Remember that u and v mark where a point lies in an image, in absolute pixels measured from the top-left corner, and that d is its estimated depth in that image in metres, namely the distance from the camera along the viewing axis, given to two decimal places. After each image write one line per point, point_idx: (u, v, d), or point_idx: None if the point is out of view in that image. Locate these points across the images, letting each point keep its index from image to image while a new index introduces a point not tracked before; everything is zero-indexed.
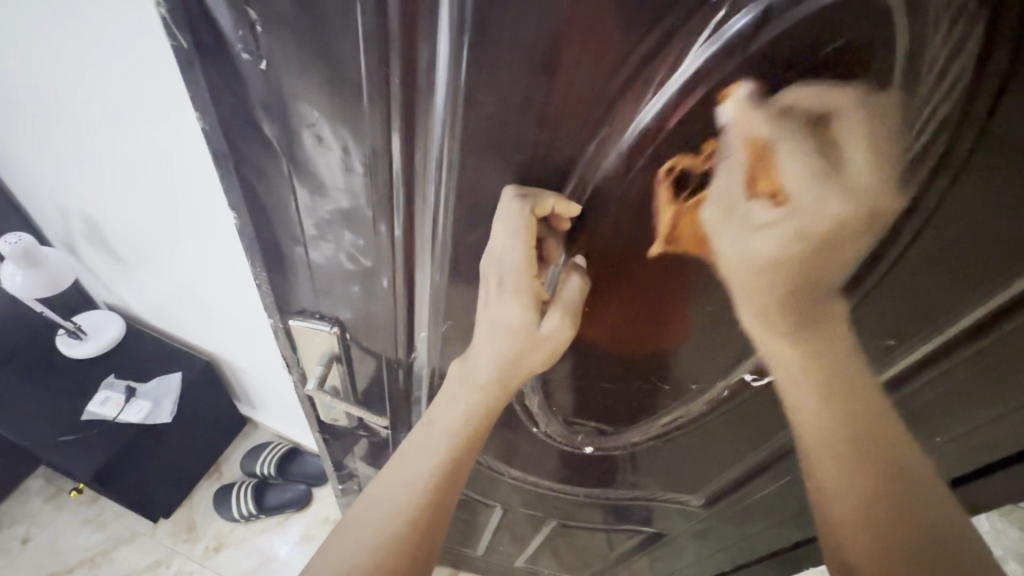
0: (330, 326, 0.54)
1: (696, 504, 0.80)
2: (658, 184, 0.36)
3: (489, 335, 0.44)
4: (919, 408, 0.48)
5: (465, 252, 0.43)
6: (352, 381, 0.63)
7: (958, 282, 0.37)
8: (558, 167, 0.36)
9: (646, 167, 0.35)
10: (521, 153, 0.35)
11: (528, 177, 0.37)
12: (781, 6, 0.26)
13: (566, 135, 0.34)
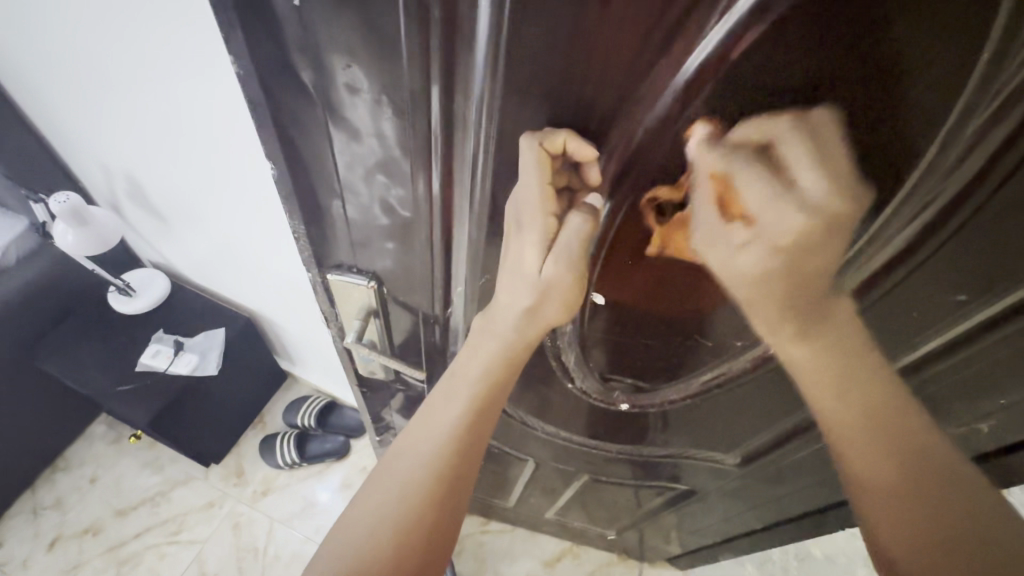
0: (367, 281, 0.54)
1: (731, 463, 0.79)
2: (708, 131, 0.33)
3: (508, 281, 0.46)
4: (974, 372, 0.45)
5: (504, 203, 0.42)
6: (390, 336, 0.64)
7: None
8: (605, 110, 0.34)
9: (697, 110, 0.32)
10: (564, 96, 0.33)
11: (572, 124, 0.35)
12: None
13: (614, 75, 0.32)
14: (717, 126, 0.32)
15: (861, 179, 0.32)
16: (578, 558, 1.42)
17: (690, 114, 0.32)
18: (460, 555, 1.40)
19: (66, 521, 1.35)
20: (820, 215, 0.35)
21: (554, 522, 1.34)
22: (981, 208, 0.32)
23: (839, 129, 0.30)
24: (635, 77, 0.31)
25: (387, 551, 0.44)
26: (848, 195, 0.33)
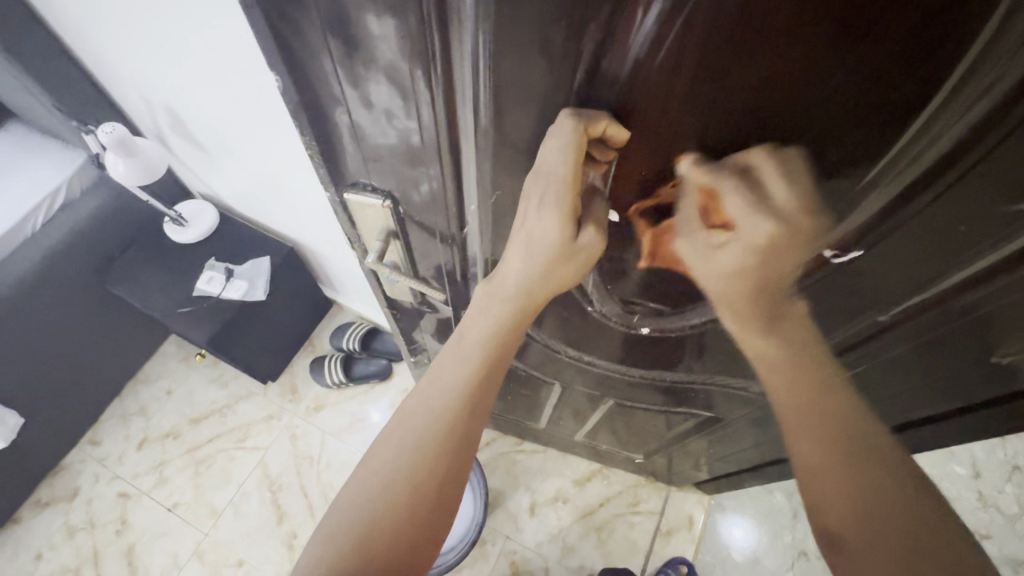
0: (382, 199, 0.54)
1: (756, 392, 0.78)
2: (713, 36, 0.31)
3: (525, 252, 0.48)
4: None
5: (507, 112, 0.39)
6: (413, 257, 0.65)
7: None
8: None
9: (699, 8, 0.29)
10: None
11: (574, 19, 0.32)
12: None
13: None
14: (724, 29, 0.30)
15: (891, 65, 0.30)
16: (607, 479, 1.49)
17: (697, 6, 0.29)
18: (494, 471, 1.50)
19: (151, 425, 1.53)
20: (844, 110, 0.33)
21: (583, 445, 1.39)
22: None
23: (873, 14, 0.27)
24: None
25: (402, 505, 0.47)
26: (877, 85, 0.31)
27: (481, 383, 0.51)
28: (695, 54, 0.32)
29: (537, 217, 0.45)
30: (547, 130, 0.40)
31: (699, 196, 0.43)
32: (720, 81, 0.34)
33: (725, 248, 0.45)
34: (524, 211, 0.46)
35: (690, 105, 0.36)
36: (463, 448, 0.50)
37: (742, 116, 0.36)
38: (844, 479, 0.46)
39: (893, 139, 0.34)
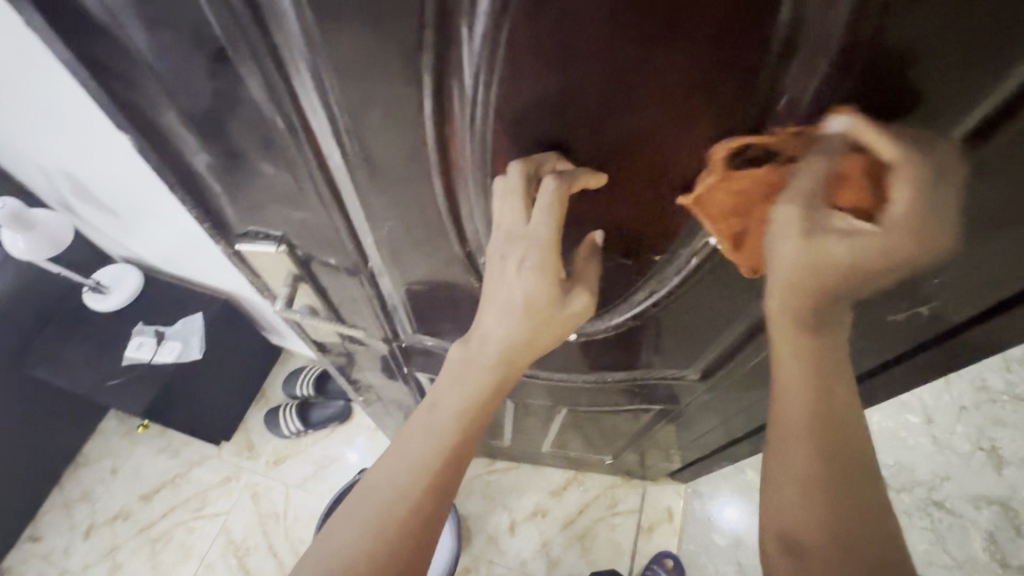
0: (276, 245, 0.52)
1: (693, 378, 0.80)
2: (539, 52, 0.31)
3: (501, 314, 0.48)
4: (925, 243, 0.40)
5: (373, 147, 0.39)
6: (328, 297, 0.63)
7: (925, 91, 0.30)
8: (429, 25, 0.30)
9: (518, 24, 0.29)
10: (385, 6, 0.29)
11: (405, 51, 0.31)
12: None
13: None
14: (547, 45, 0.31)
15: (711, 59, 0.31)
16: (583, 484, 1.48)
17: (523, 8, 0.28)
18: (471, 496, 1.46)
19: (97, 510, 1.43)
20: (697, 95, 0.33)
21: (554, 455, 1.38)
22: (851, 73, 0.29)
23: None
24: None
25: None
26: (719, 66, 0.31)
27: (456, 450, 0.50)
28: (539, 56, 0.31)
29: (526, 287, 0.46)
30: (416, 158, 0.40)
31: (856, 163, 0.34)
32: (563, 92, 0.34)
33: (852, 237, 0.37)
34: (502, 280, 0.46)
35: (554, 109, 0.35)
36: (433, 526, 0.49)
37: (595, 121, 0.36)
38: (828, 503, 0.41)
39: (751, 115, 0.34)
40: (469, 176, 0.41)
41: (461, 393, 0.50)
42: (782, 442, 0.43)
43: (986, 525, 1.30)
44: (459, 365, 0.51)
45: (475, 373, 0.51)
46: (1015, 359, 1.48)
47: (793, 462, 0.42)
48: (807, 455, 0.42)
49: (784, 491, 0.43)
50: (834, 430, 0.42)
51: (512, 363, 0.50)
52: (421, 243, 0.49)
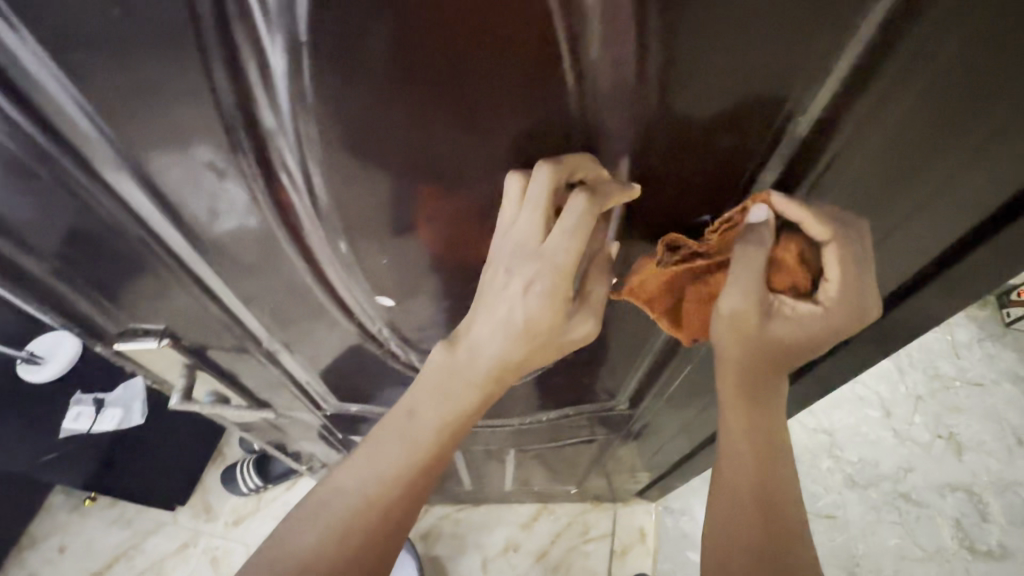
0: (158, 340, 0.49)
1: (624, 407, 0.80)
2: (363, 112, 0.32)
3: (496, 332, 0.46)
4: (856, 181, 0.38)
5: (218, 234, 0.39)
6: (234, 377, 0.61)
7: (752, 81, 0.32)
8: (229, 117, 0.31)
9: (325, 91, 0.31)
10: (180, 108, 0.30)
11: (215, 145, 0.32)
12: None
13: (212, 71, 0.29)
14: (370, 104, 0.32)
15: (522, 96, 0.33)
16: (554, 513, 1.46)
17: (315, 76, 0.30)
18: (440, 539, 1.43)
19: None
20: (527, 123, 0.35)
21: (520, 489, 1.35)
22: (677, 75, 0.32)
23: (478, 29, 0.29)
24: (231, 66, 0.29)
25: None
26: (535, 92, 0.33)
27: (427, 469, 0.49)
28: (352, 119, 0.32)
29: (528, 297, 0.43)
30: (266, 241, 0.40)
31: (789, 251, 0.42)
32: (405, 151, 0.35)
33: (796, 319, 0.44)
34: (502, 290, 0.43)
35: (391, 170, 0.36)
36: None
37: (447, 176, 0.37)
38: (759, 511, 0.45)
39: (581, 130, 0.36)
40: (326, 252, 0.42)
41: (440, 407, 0.48)
42: (726, 451, 0.48)
43: (952, 512, 1.26)
44: (446, 376, 0.48)
45: (460, 392, 0.48)
46: (959, 344, 1.46)
47: (727, 472, 0.47)
48: (748, 466, 0.47)
49: (719, 493, 0.48)
50: (771, 452, 0.47)
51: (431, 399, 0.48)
52: (304, 314, 0.49)
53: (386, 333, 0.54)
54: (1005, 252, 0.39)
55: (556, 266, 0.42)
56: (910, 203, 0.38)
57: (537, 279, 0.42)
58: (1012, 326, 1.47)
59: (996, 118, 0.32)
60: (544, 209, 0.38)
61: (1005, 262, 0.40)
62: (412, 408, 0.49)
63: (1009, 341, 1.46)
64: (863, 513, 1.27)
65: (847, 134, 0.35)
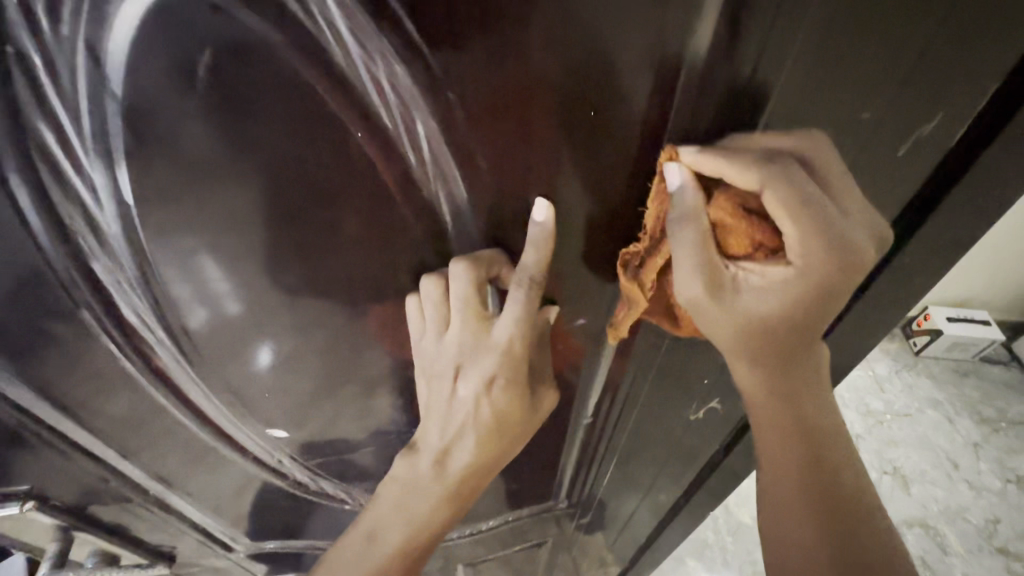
0: (20, 504, 0.44)
1: (566, 505, 0.76)
2: (213, 271, 0.30)
3: (453, 439, 0.42)
4: None
5: (72, 401, 0.35)
6: (125, 527, 0.54)
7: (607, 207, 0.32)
8: (73, 283, 0.28)
9: (172, 257, 0.29)
10: (9, 272, 0.27)
11: (57, 313, 0.30)
12: (90, 71, 0.21)
13: (41, 240, 0.26)
14: (222, 267, 0.30)
15: (387, 244, 0.32)
16: None
17: (149, 234, 0.27)
18: None
19: None
20: (372, 263, 0.33)
21: None
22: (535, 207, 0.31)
23: (302, 179, 0.27)
24: (61, 232, 0.26)
25: None
26: (397, 238, 0.32)
27: None
28: (191, 268, 0.30)
29: (491, 395, 0.41)
30: (130, 398, 0.36)
31: (723, 209, 0.30)
32: (267, 302, 0.33)
33: (766, 292, 0.31)
34: (453, 392, 0.41)
35: (248, 309, 0.33)
36: None
37: (321, 320, 0.36)
38: (823, 529, 0.35)
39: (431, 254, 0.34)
40: (205, 393, 0.38)
41: (404, 524, 0.42)
42: (768, 464, 0.37)
43: (915, 550, 1.26)
44: (405, 493, 0.43)
45: (424, 506, 0.42)
46: (880, 378, 1.55)
47: (777, 495, 0.37)
48: (795, 480, 0.36)
49: (777, 524, 0.37)
50: (818, 452, 0.36)
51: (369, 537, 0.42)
52: (190, 459, 0.44)
53: (288, 464, 0.49)
54: (870, 316, 0.37)
55: (506, 356, 0.40)
56: None
57: (497, 373, 0.40)
58: (921, 354, 1.59)
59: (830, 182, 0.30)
60: (474, 309, 0.37)
61: (885, 320, 0.38)
62: (373, 530, 0.42)
63: (921, 368, 1.58)
64: None
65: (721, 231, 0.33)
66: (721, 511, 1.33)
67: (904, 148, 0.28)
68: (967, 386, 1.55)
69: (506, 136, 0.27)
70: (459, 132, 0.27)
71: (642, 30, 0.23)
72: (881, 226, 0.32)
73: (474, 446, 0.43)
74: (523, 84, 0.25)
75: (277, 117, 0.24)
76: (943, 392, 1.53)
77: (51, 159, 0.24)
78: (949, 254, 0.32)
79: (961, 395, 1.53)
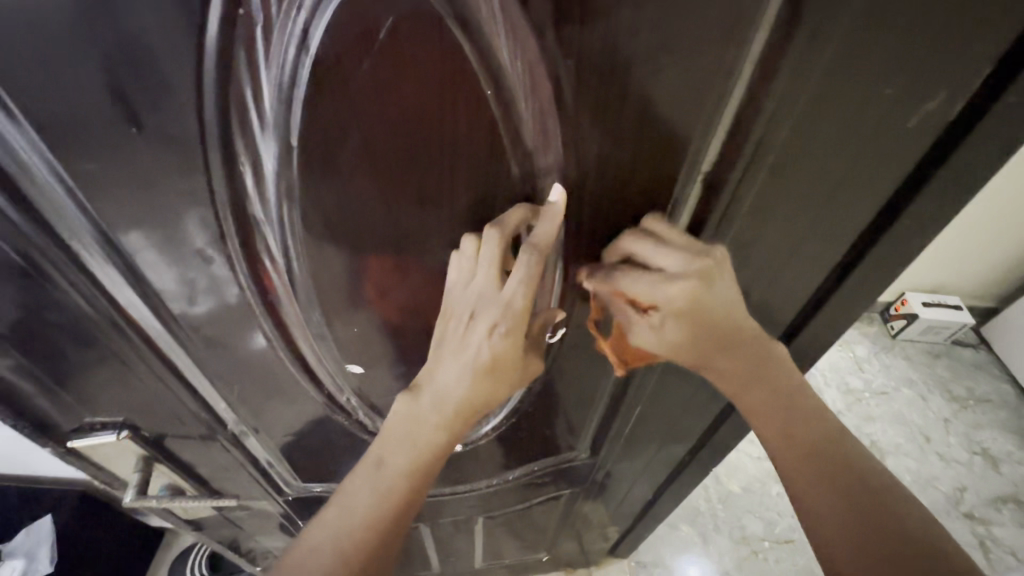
0: (117, 433, 0.48)
1: (584, 459, 0.81)
2: (329, 208, 0.34)
3: (459, 376, 0.43)
4: (776, 225, 0.40)
5: (191, 318, 0.39)
6: (192, 466, 0.59)
7: (664, 171, 0.36)
8: (226, 210, 0.33)
9: (309, 192, 0.33)
10: (176, 199, 0.31)
11: (204, 237, 0.34)
12: (307, 21, 0.27)
13: (212, 178, 0.31)
14: (340, 206, 0.34)
15: (478, 199, 0.37)
16: None
17: (301, 177, 0.32)
18: None
19: None
20: (462, 215, 0.37)
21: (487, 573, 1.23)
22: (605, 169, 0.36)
23: (434, 134, 0.32)
24: (230, 171, 0.31)
25: None
26: (486, 195, 0.36)
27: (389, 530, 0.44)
28: (327, 212, 0.35)
29: (491, 340, 0.41)
30: (236, 323, 0.41)
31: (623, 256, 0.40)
32: (365, 243, 0.37)
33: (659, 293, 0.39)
34: (465, 338, 0.41)
35: (359, 252, 0.38)
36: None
37: (402, 263, 0.40)
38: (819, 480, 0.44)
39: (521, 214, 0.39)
40: (302, 328, 0.43)
41: (410, 449, 0.45)
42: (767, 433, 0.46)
43: None
44: (408, 427, 0.44)
45: (426, 433, 0.44)
46: (860, 358, 1.65)
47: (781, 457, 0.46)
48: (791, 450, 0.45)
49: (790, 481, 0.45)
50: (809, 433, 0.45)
51: (379, 459, 0.45)
52: (271, 390, 0.49)
53: (353, 403, 0.55)
54: (874, 269, 0.43)
55: (510, 310, 0.39)
56: (817, 230, 0.40)
57: (499, 321, 0.40)
58: (898, 336, 1.70)
59: (852, 154, 0.35)
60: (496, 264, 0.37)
61: (877, 284, 0.44)
62: (381, 455, 0.45)
63: (898, 350, 1.69)
64: None
65: (759, 192, 0.37)
66: (712, 480, 1.41)
67: (914, 121, 0.34)
68: (940, 366, 1.66)
69: (599, 101, 0.32)
70: (565, 96, 0.31)
71: (728, 10, 0.28)
72: (890, 185, 0.38)
73: (473, 387, 0.43)
74: (622, 54, 0.29)
75: (429, 71, 0.29)
76: (917, 372, 1.64)
77: (241, 102, 0.29)
78: (943, 212, 0.38)
79: (934, 375, 1.64)
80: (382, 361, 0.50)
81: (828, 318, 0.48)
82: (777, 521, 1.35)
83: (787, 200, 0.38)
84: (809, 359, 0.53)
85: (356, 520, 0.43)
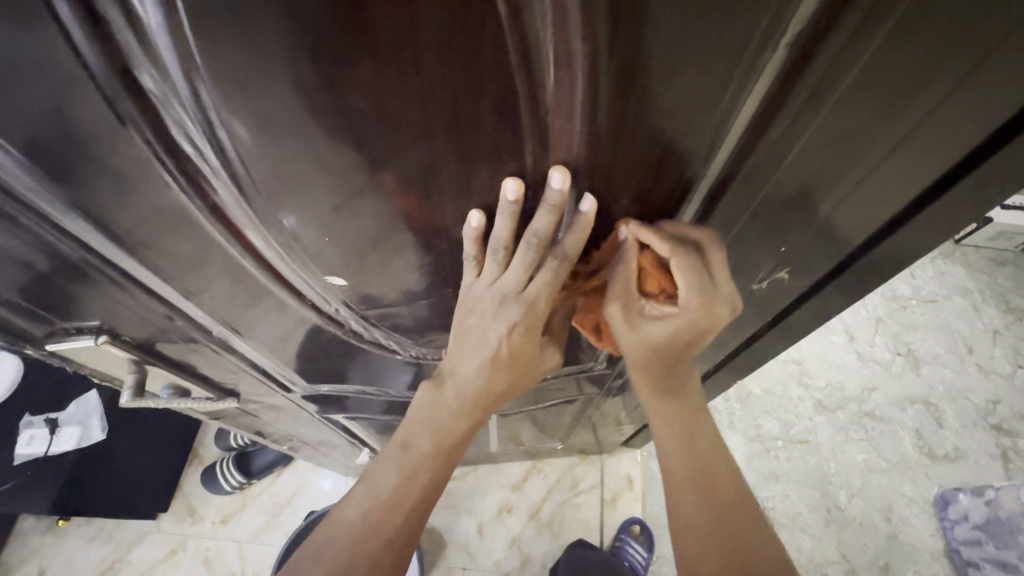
0: (94, 337, 0.44)
1: (601, 368, 0.77)
2: (250, 81, 0.25)
3: (477, 356, 0.50)
4: (873, 118, 0.29)
5: (130, 224, 0.33)
6: (190, 364, 0.56)
7: (724, 33, 0.25)
8: (114, 77, 0.25)
9: (219, 62, 0.24)
10: (47, 66, 0.23)
11: (104, 120, 0.26)
12: None
13: (73, 35, 0.22)
14: (265, 80, 0.25)
15: (458, 80, 0.26)
16: (543, 470, 1.34)
17: (199, 34, 0.23)
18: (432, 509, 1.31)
19: None
20: (439, 101, 0.27)
21: (503, 457, 1.29)
22: (640, 30, 0.24)
23: None
24: (93, 22, 0.22)
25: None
26: (468, 74, 0.26)
27: (426, 493, 0.52)
28: (254, 86, 0.26)
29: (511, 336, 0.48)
30: (183, 227, 0.34)
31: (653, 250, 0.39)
32: (311, 132, 0.29)
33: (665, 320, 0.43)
34: (488, 335, 0.49)
35: (309, 145, 0.30)
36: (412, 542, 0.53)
37: (367, 160, 0.31)
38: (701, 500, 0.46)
39: (522, 90, 0.28)
40: (262, 233, 0.37)
41: (434, 434, 0.52)
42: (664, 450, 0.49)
43: (912, 423, 1.32)
44: (431, 412, 0.53)
45: (450, 418, 0.53)
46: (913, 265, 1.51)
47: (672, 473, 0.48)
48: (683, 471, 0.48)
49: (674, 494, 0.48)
50: (702, 460, 0.48)
51: (406, 443, 0.53)
52: (249, 300, 0.44)
53: (343, 313, 0.50)
54: (979, 186, 0.32)
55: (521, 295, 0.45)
56: (926, 131, 0.29)
57: (519, 321, 0.47)
58: (961, 242, 1.53)
59: None
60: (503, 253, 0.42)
61: (975, 204, 0.33)
62: (407, 441, 0.53)
63: (958, 257, 1.53)
64: (832, 433, 1.31)
65: (858, 66, 0.26)
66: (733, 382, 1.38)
67: None
68: (1002, 275, 1.50)
69: None
70: None
71: None
72: None
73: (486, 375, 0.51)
74: None
75: None
76: (975, 281, 1.50)
77: None
78: None
79: (993, 284, 1.49)
80: (370, 271, 0.43)
81: (906, 245, 0.38)
82: (794, 423, 1.33)
83: (898, 84, 0.26)
84: (873, 285, 0.44)
85: (383, 495, 0.51)
